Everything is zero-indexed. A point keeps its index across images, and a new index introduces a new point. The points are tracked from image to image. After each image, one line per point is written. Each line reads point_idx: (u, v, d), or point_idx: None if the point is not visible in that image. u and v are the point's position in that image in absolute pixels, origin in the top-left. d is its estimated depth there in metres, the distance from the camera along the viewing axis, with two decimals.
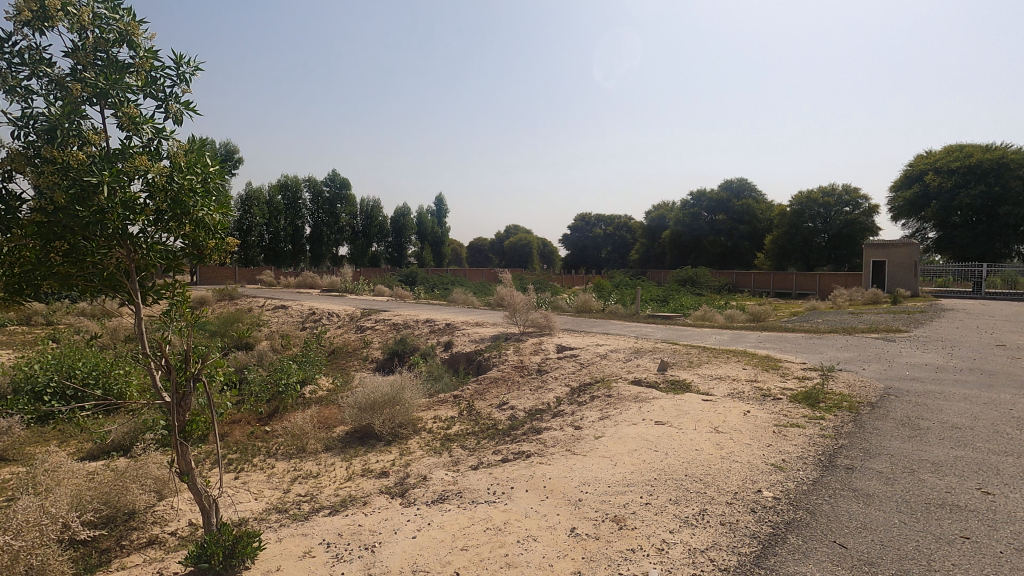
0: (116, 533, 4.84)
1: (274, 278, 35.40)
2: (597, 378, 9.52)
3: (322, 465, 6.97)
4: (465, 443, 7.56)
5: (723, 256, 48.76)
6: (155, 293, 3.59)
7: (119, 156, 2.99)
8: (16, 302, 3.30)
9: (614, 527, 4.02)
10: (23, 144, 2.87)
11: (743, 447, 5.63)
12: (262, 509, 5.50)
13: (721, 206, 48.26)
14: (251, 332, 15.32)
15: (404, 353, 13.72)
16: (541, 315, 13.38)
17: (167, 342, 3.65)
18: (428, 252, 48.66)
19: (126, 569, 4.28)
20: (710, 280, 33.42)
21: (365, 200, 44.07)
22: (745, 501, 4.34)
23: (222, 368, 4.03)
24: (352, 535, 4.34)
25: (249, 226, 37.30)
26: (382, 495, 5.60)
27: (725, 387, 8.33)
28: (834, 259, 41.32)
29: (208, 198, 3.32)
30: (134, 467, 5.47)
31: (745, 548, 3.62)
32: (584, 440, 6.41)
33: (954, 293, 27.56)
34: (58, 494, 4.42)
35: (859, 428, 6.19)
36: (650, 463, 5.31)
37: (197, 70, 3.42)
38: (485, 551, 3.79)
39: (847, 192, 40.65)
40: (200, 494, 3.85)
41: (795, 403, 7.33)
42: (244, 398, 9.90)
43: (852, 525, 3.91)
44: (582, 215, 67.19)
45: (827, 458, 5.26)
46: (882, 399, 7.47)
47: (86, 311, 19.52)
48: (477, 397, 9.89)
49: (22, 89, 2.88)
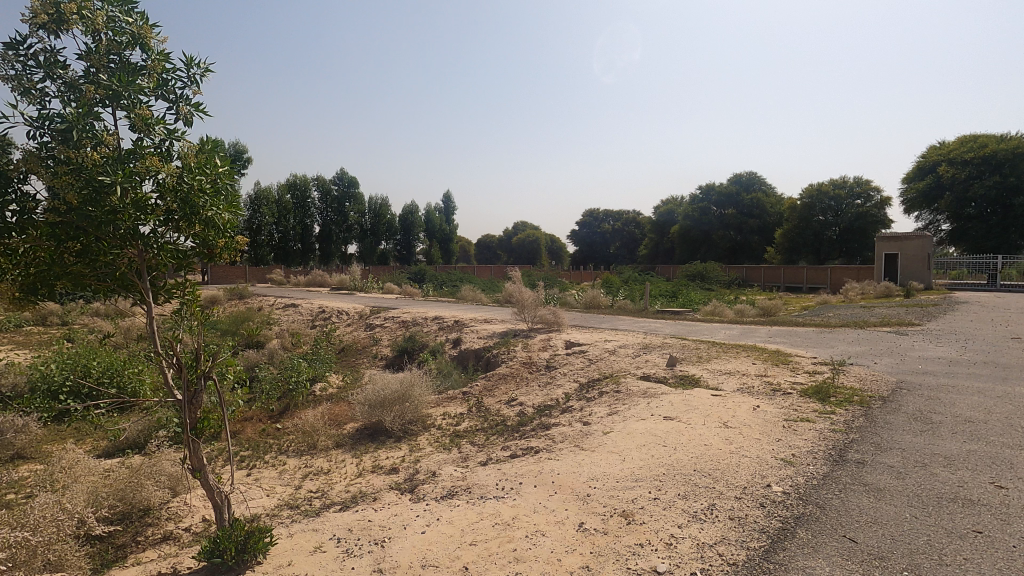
0: (131, 529, 4.91)
1: (284, 277, 35.57)
2: (606, 374, 9.52)
3: (333, 462, 7.04)
4: (474, 439, 7.59)
5: (733, 251, 48.51)
6: (166, 292, 3.63)
7: (131, 157, 3.02)
8: (32, 301, 3.37)
9: (622, 522, 4.02)
10: (37, 145, 2.92)
11: (751, 443, 5.59)
12: (274, 505, 5.56)
13: (730, 200, 47.99)
14: (261, 331, 15.44)
15: (414, 350, 13.80)
16: (549, 310, 13.35)
17: (180, 340, 3.66)
18: (436, 250, 48.91)
19: (140, 565, 4.33)
20: (720, 274, 33.16)
21: (374, 199, 44.35)
22: (754, 496, 4.33)
23: (232, 368, 4.08)
24: (361, 531, 4.38)
25: (259, 226, 37.41)
26: (391, 491, 5.64)
27: (735, 382, 8.29)
28: (845, 252, 40.93)
29: (218, 198, 3.35)
30: (148, 465, 5.58)
31: (754, 543, 3.62)
32: (593, 436, 6.42)
33: (968, 285, 27.16)
34: (74, 492, 4.52)
35: (870, 423, 6.13)
36: (660, 458, 5.30)
37: (207, 72, 3.47)
38: (494, 546, 3.82)
39: (858, 184, 40.18)
40: (211, 490, 3.93)
41: (804, 398, 7.28)
42: (257, 396, 10.03)
43: (862, 519, 3.90)
44: (590, 211, 67.24)
45: (837, 453, 5.23)
46: (894, 394, 7.38)
47: (100, 312, 19.71)
48: (487, 393, 9.95)
49: (38, 92, 2.93)
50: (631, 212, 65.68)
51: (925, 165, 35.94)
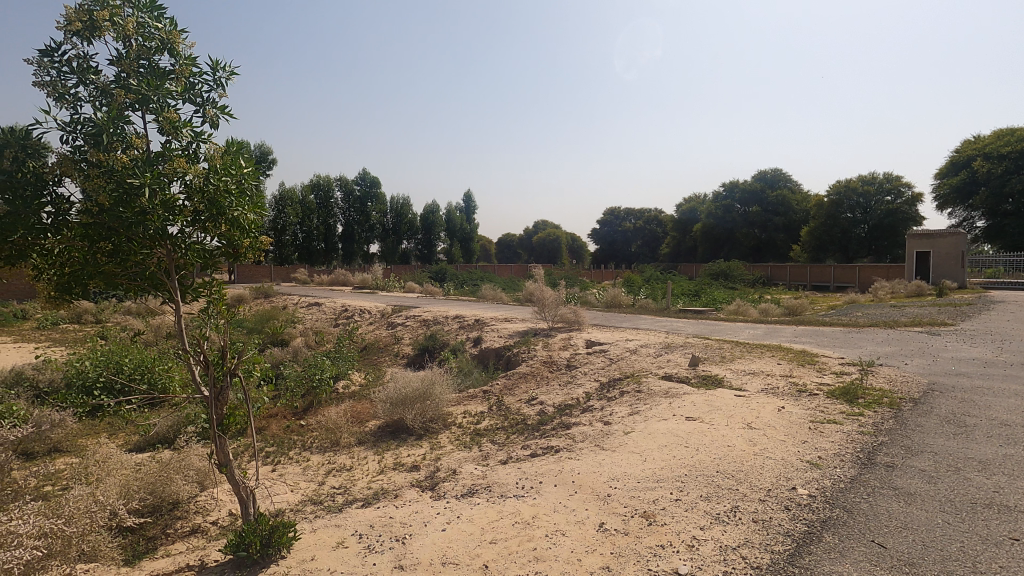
0: (161, 521, 5.05)
1: (307, 276, 36.08)
2: (627, 374, 9.44)
3: (355, 459, 7.12)
4: (494, 438, 7.59)
5: (757, 249, 47.68)
6: (194, 291, 3.71)
7: (160, 159, 3.09)
8: (67, 300, 3.48)
9: (643, 523, 3.99)
10: (71, 148, 3.01)
11: (776, 444, 5.50)
12: (298, 501, 5.66)
13: (755, 197, 47.10)
14: (285, 329, 15.72)
15: (434, 349, 13.89)
16: (570, 310, 13.28)
17: (206, 338, 3.74)
18: (457, 249, 49.08)
19: (170, 557, 4.45)
20: (744, 273, 32.61)
21: (396, 198, 44.70)
22: (779, 499, 4.25)
23: (258, 365, 4.14)
24: (383, 527, 4.43)
25: (284, 225, 38.06)
26: (412, 488, 5.68)
27: (759, 383, 8.16)
28: (874, 251, 39.92)
29: (243, 199, 3.41)
30: (177, 459, 5.71)
31: (778, 546, 3.56)
32: (613, 436, 6.38)
33: (1006, 284, 26.19)
34: (107, 484, 4.67)
35: (900, 425, 5.98)
36: (682, 459, 5.24)
37: (233, 75, 3.53)
38: (513, 545, 3.81)
39: (888, 181, 39.12)
40: (237, 485, 4.00)
41: (831, 399, 7.12)
42: (282, 393, 10.22)
43: (891, 524, 3.79)
44: (612, 210, 66.67)
45: (865, 455, 5.11)
46: (926, 396, 7.17)
47: (132, 310, 20.29)
48: (507, 393, 9.95)
49: (71, 96, 3.02)
50: (653, 211, 65.07)
51: (959, 161, 34.86)
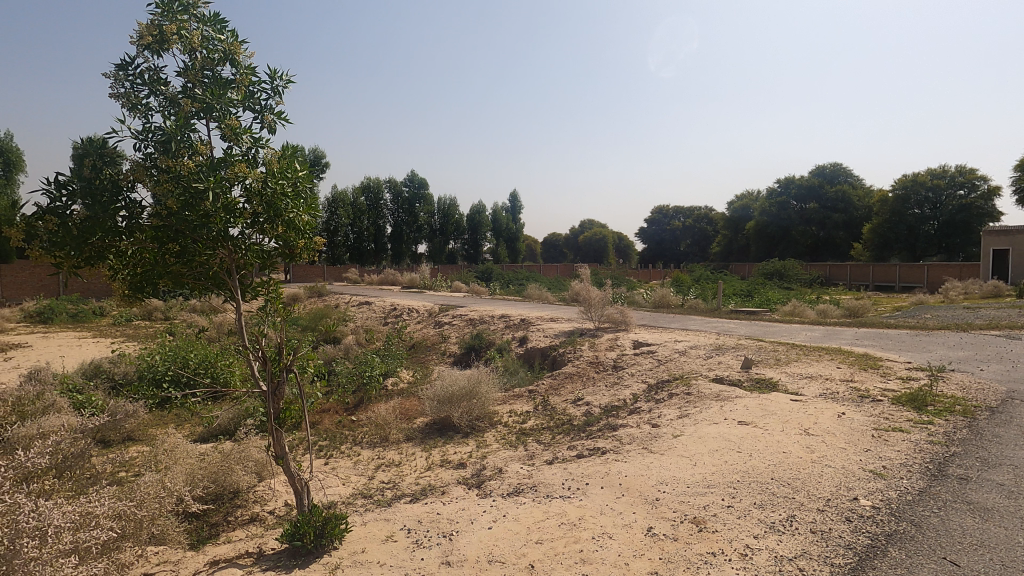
0: (223, 509, 5.32)
1: (358, 276, 37.13)
2: (676, 375, 9.23)
3: (403, 455, 7.27)
4: (540, 438, 7.58)
5: (815, 247, 45.62)
6: (253, 290, 3.88)
7: (222, 164, 3.25)
8: (139, 298, 3.71)
9: (693, 529, 3.89)
10: (143, 155, 3.21)
11: (836, 452, 5.25)
12: (349, 494, 5.84)
13: (812, 193, 45.07)
14: (337, 327, 16.23)
15: (480, 348, 14.00)
16: (617, 310, 13.09)
17: (264, 335, 3.90)
18: (502, 249, 49.31)
19: (230, 543, 4.67)
20: (800, 272, 31.28)
21: (443, 199, 45.34)
22: (839, 509, 4.05)
23: (312, 362, 4.28)
24: (431, 523, 4.50)
25: (336, 227, 39.30)
26: (458, 485, 5.75)
27: (817, 387, 7.81)
28: (945, 248, 37.46)
29: (298, 201, 3.54)
30: (238, 450, 5.99)
31: (839, 559, 3.39)
32: (662, 439, 6.25)
33: None
34: (175, 472, 4.95)
35: (974, 435, 5.58)
36: (734, 465, 5.07)
37: (289, 83, 3.67)
38: (560, 546, 3.80)
39: (961, 174, 36.65)
40: (292, 476, 4.15)
41: (897, 406, 6.73)
42: (334, 389, 10.56)
43: (965, 541, 3.55)
44: (660, 207, 64.85)
45: (935, 467, 4.79)
46: (1005, 404, 6.66)
47: (197, 308, 21.44)
48: (553, 393, 9.91)
49: (143, 106, 3.21)
50: (704, 208, 63.31)
51: None
